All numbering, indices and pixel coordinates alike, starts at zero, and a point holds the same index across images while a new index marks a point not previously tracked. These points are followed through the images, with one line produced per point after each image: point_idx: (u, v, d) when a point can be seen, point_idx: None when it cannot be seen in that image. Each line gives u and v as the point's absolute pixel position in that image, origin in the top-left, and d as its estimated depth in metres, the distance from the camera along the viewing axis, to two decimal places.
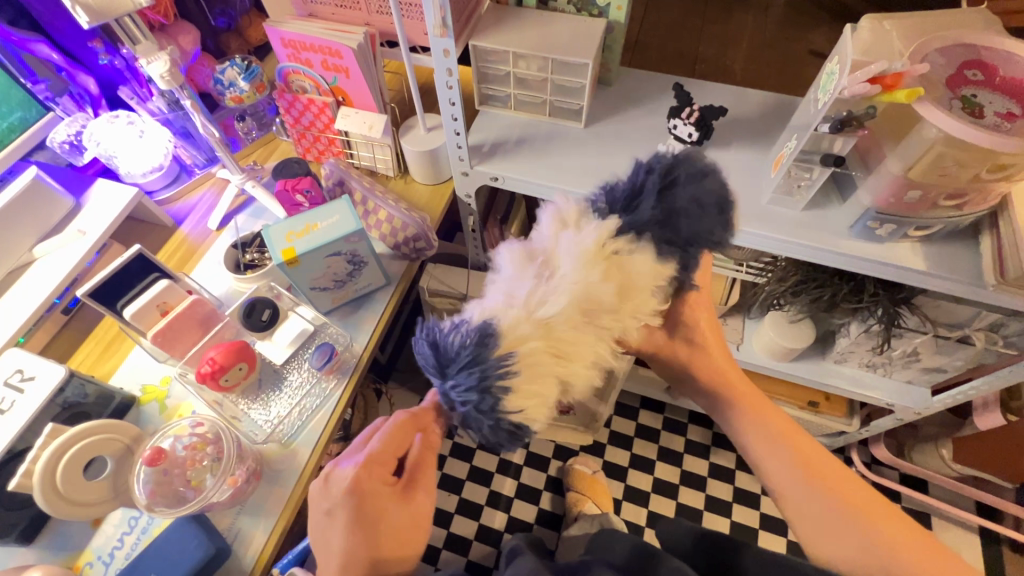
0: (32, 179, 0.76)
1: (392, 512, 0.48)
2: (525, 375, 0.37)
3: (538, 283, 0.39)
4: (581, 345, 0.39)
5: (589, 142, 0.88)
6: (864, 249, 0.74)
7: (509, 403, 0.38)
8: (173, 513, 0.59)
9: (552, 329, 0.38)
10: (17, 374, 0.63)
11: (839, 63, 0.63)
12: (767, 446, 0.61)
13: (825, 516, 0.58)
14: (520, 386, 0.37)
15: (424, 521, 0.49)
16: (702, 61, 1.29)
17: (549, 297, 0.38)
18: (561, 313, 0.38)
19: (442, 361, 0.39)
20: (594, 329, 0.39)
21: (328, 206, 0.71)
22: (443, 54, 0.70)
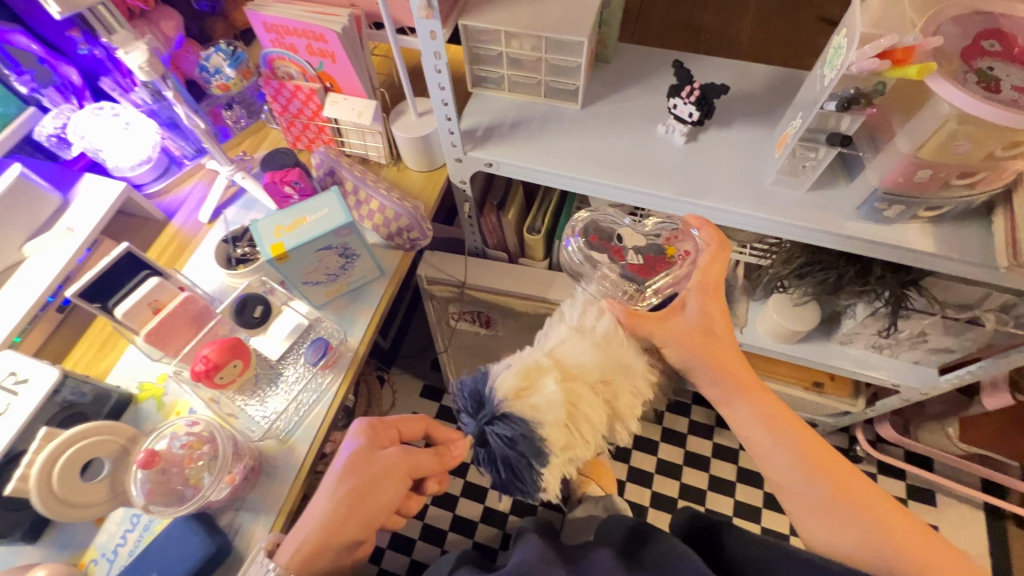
0: (17, 176, 0.75)
1: (343, 476, 0.59)
2: (538, 397, 0.54)
3: (557, 334, 0.60)
4: (594, 396, 0.56)
5: (586, 125, 0.85)
6: (871, 231, 0.71)
7: (528, 412, 0.54)
8: (171, 513, 0.60)
9: (563, 360, 0.57)
10: (11, 377, 0.63)
11: (847, 36, 0.60)
12: (766, 434, 0.61)
13: (820, 504, 0.58)
14: (522, 390, 0.55)
15: (381, 505, 0.59)
16: (704, 32, 1.24)
17: (556, 339, 0.60)
18: (574, 356, 0.57)
19: (483, 397, 0.56)
20: (613, 362, 0.58)
21: (318, 198, 0.69)
22: (429, 35, 0.67)
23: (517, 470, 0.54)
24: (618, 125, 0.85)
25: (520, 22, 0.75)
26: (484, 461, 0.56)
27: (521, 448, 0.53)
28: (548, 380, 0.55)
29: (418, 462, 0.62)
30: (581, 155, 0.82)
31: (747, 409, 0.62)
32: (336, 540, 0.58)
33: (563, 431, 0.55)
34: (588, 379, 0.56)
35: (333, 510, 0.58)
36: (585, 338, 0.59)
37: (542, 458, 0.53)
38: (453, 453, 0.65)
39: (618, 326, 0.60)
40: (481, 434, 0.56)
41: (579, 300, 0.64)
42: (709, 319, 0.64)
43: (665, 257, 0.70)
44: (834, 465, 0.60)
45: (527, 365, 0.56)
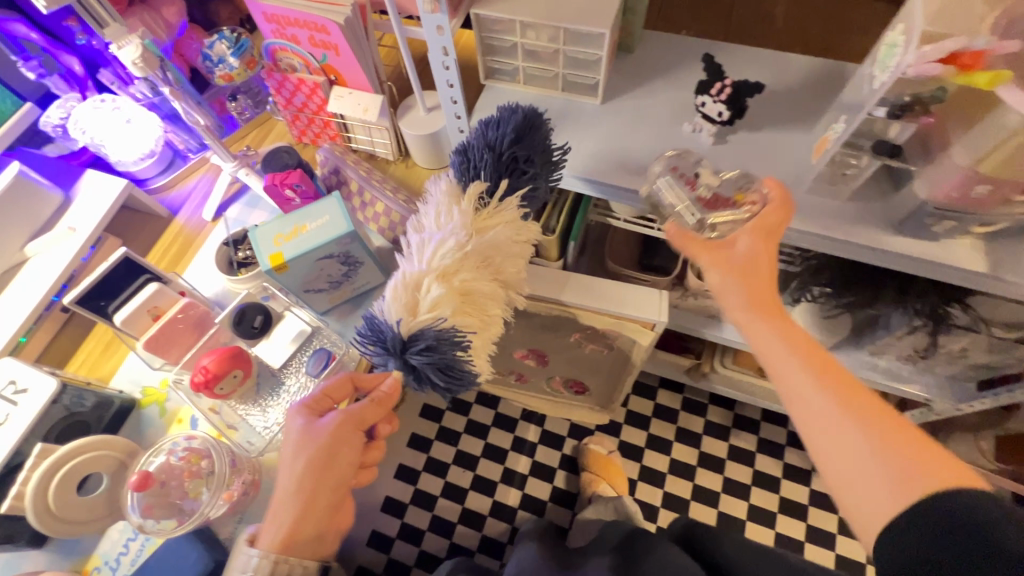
0: (15, 175, 0.73)
1: (297, 453, 0.58)
2: (425, 304, 0.59)
3: (425, 244, 0.62)
4: (478, 280, 0.62)
5: (606, 123, 0.79)
6: (916, 246, 0.65)
7: (430, 319, 0.58)
8: (166, 534, 0.59)
9: (444, 270, 0.61)
10: (11, 386, 0.62)
11: (904, 34, 0.53)
12: (803, 373, 0.51)
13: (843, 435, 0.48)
14: (412, 308, 0.59)
15: (336, 468, 0.58)
16: (740, 7, 1.15)
17: (435, 245, 0.61)
18: (446, 255, 0.61)
19: (380, 332, 0.59)
20: (492, 246, 0.64)
21: (318, 204, 0.66)
22: (437, 31, 0.61)
23: (447, 368, 0.58)
24: (641, 124, 0.79)
25: (537, 12, 0.70)
26: (414, 378, 0.60)
27: (442, 351, 0.57)
28: (430, 284, 0.60)
29: (359, 416, 0.59)
30: (597, 157, 0.76)
31: (774, 334, 0.53)
32: (310, 516, 0.58)
33: (467, 316, 0.62)
34: (471, 270, 0.62)
35: (294, 491, 0.57)
36: (455, 235, 0.62)
37: (461, 343, 0.58)
38: (391, 394, 0.60)
39: (477, 214, 0.63)
40: (403, 361, 0.58)
41: (433, 200, 0.65)
42: (762, 258, 0.57)
43: (733, 202, 0.65)
44: (886, 424, 0.47)
45: (405, 282, 0.60)
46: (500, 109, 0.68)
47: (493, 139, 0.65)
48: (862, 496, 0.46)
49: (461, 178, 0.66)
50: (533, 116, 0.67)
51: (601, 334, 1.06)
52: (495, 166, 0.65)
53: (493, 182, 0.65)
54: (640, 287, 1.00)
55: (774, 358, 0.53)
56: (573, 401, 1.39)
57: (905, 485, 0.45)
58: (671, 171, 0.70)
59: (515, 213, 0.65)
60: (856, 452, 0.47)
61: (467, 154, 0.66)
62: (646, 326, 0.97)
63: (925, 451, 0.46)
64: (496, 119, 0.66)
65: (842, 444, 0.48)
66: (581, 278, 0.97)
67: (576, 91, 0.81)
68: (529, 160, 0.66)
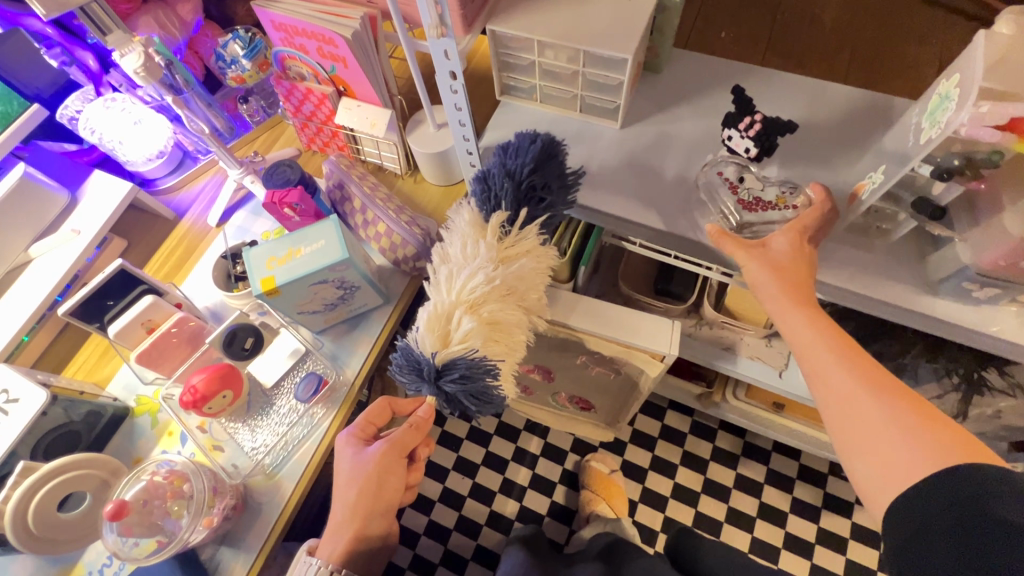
0: (20, 177, 0.73)
1: (350, 479, 0.62)
2: (456, 335, 0.57)
3: (453, 276, 0.59)
4: (508, 311, 0.59)
5: (624, 150, 0.75)
6: (953, 311, 0.59)
7: (462, 349, 0.56)
8: (138, 561, 0.59)
9: (473, 301, 0.58)
10: (3, 395, 0.62)
11: (958, 86, 0.47)
12: (824, 349, 0.51)
13: (867, 419, 0.46)
14: (445, 339, 0.57)
15: (387, 491, 0.62)
16: (786, 9, 1.07)
17: (463, 277, 0.58)
18: (475, 287, 0.58)
19: (415, 361, 0.57)
20: (519, 275, 0.61)
21: (314, 228, 0.63)
22: (444, 55, 0.58)
23: (479, 394, 0.57)
24: (660, 152, 0.74)
25: (556, 32, 0.65)
26: (446, 403, 0.59)
27: (475, 380, 0.56)
28: (460, 317, 0.57)
29: (401, 445, 0.62)
30: (612, 187, 0.72)
31: (802, 316, 0.53)
32: (367, 534, 0.62)
33: (497, 344, 0.59)
34: (498, 300, 0.59)
35: (351, 513, 0.61)
36: (482, 267, 0.59)
37: (493, 370, 0.57)
38: (426, 419, 0.62)
39: (500, 244, 0.61)
40: (436, 388, 0.57)
41: (456, 230, 0.62)
42: (799, 255, 0.56)
43: (774, 204, 0.66)
44: (905, 399, 0.46)
45: (435, 314, 0.57)
46: (520, 134, 0.64)
47: (513, 166, 0.61)
48: (874, 465, 0.45)
49: (482, 207, 0.63)
50: (551, 144, 0.63)
51: (609, 360, 1.01)
52: (515, 195, 0.62)
53: (515, 211, 0.62)
54: (652, 315, 0.95)
55: (799, 339, 0.52)
56: (577, 417, 1.36)
57: (917, 456, 0.43)
58: (718, 175, 0.69)
59: (535, 241, 0.62)
60: (880, 429, 0.45)
61: (487, 181, 0.62)
62: (655, 357, 0.93)
63: (942, 427, 0.44)
64: (515, 146, 0.63)
65: (859, 415, 0.47)
66: (591, 301, 0.93)
67: (595, 113, 0.76)
68: (547, 188, 0.62)
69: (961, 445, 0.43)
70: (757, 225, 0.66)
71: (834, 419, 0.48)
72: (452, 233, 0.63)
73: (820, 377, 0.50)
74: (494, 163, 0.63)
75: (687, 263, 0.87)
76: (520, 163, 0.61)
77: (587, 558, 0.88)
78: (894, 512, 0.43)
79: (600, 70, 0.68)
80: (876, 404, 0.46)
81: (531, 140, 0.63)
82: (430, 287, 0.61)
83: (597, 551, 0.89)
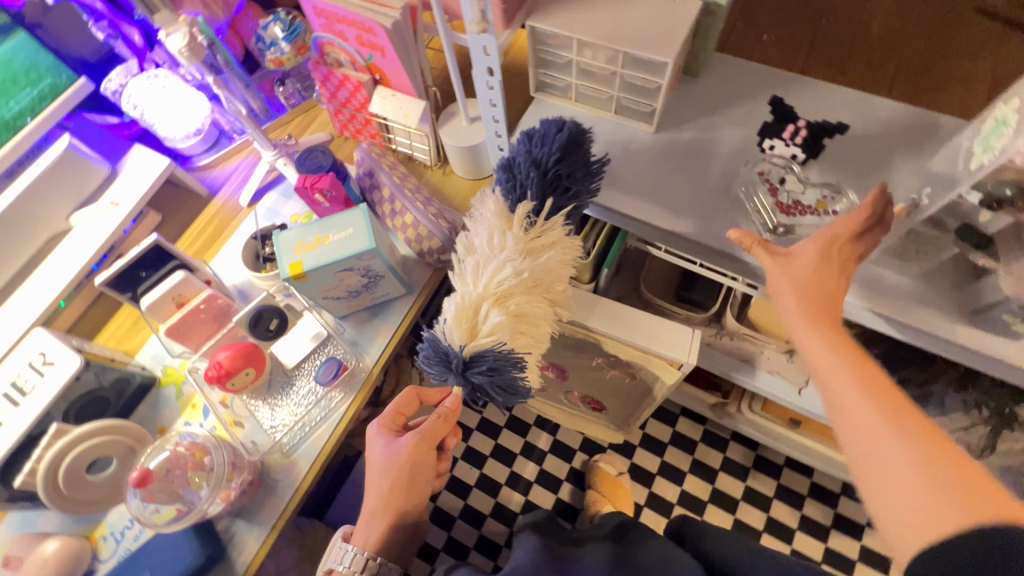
0: (65, 148, 0.75)
1: (382, 470, 0.65)
2: (485, 328, 0.57)
3: (479, 268, 0.59)
4: (533, 303, 0.60)
5: (658, 155, 0.74)
6: (990, 343, 0.57)
7: (490, 342, 0.56)
8: (158, 527, 0.61)
9: (501, 294, 0.58)
10: (40, 357, 0.64)
11: (1018, 112, 0.45)
12: (849, 379, 0.43)
13: (895, 466, 0.39)
14: (473, 332, 0.57)
15: (419, 481, 0.65)
16: (832, 14, 1.02)
17: (490, 269, 0.58)
18: (503, 280, 0.58)
19: (444, 352, 0.57)
20: (546, 268, 0.61)
21: (343, 215, 0.64)
22: (483, 51, 0.57)
23: (506, 385, 0.57)
24: (695, 158, 0.73)
25: (598, 32, 0.64)
26: (471, 393, 0.60)
27: (503, 373, 0.56)
28: (488, 310, 0.57)
29: (433, 433, 0.65)
30: (642, 192, 0.71)
31: (820, 337, 0.46)
32: (401, 520, 0.66)
33: (521, 336, 0.60)
34: (525, 293, 0.59)
35: (384, 502, 0.65)
36: (510, 259, 0.59)
37: (520, 363, 0.57)
38: (451, 410, 0.64)
39: (526, 235, 0.60)
40: (462, 378, 0.58)
41: (482, 221, 0.62)
42: (825, 266, 0.50)
43: (814, 209, 0.65)
44: (938, 440, 0.39)
45: (463, 306, 0.58)
46: (545, 121, 0.63)
47: (539, 155, 0.61)
48: (900, 513, 0.38)
49: (507, 197, 0.62)
50: (578, 132, 0.62)
51: (625, 363, 1.00)
52: (540, 185, 0.61)
53: (541, 202, 0.61)
54: (672, 322, 0.94)
55: (816, 356, 0.46)
56: (588, 417, 1.36)
57: (946, 506, 0.36)
58: (759, 175, 0.69)
59: (560, 233, 0.62)
60: (905, 477, 0.38)
61: (513, 171, 0.62)
62: (672, 364, 0.92)
63: (981, 479, 0.37)
64: (541, 133, 0.61)
65: (878, 451, 0.40)
66: (611, 304, 0.93)
67: (631, 116, 0.75)
68: (572, 177, 0.62)
69: (1002, 503, 0.35)
70: (792, 227, 0.65)
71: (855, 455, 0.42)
72: (476, 223, 0.63)
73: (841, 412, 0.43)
74: (521, 151, 0.62)
75: (713, 273, 0.86)
76: (548, 152, 0.60)
77: (596, 537, 0.87)
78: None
79: (639, 73, 0.67)
80: (901, 440, 0.39)
81: (562, 126, 0.61)
82: (456, 277, 0.61)
83: (607, 531, 0.89)
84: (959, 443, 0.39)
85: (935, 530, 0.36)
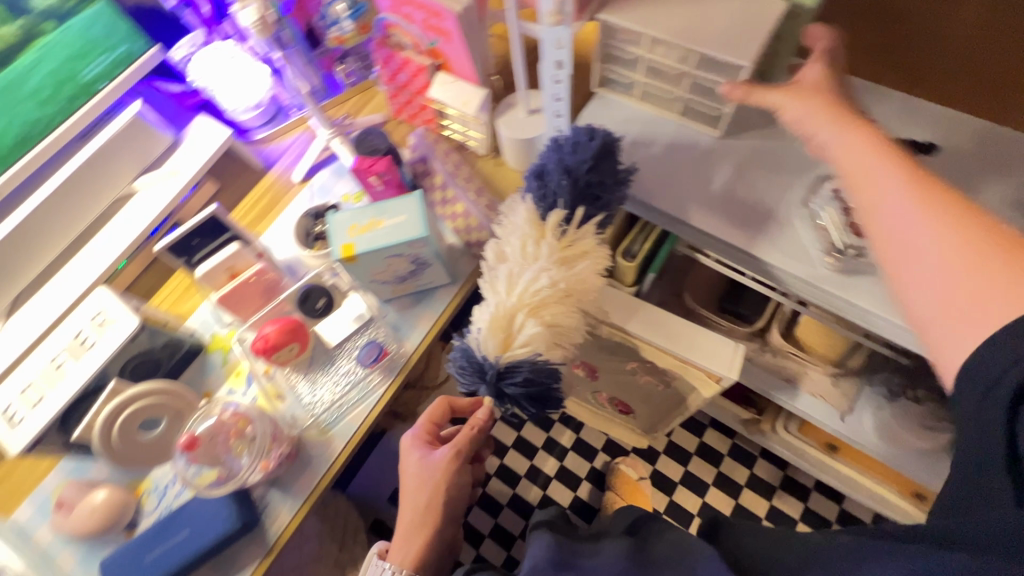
0: (133, 115, 0.77)
1: (419, 484, 0.67)
2: (520, 339, 0.56)
3: (513, 277, 0.58)
4: (568, 314, 0.58)
5: (721, 162, 0.71)
6: None
7: (525, 352, 0.56)
8: (203, 492, 0.64)
9: (536, 305, 0.57)
10: (99, 316, 0.67)
11: None
12: (881, 178, 0.47)
13: (915, 240, 0.44)
14: (508, 343, 0.56)
15: (454, 492, 0.68)
16: None
17: (526, 278, 0.57)
18: (539, 290, 0.57)
19: (478, 363, 0.57)
20: (584, 277, 0.59)
21: (397, 200, 0.65)
22: (555, 44, 0.56)
23: (540, 396, 0.58)
24: (763, 169, 0.69)
25: (674, 30, 0.62)
26: (502, 403, 0.59)
27: (538, 384, 0.56)
28: (523, 320, 0.56)
29: (470, 447, 0.67)
30: (701, 199, 0.68)
31: (859, 147, 0.50)
32: (438, 535, 0.68)
33: (555, 347, 0.59)
34: (560, 304, 0.58)
35: (421, 520, 0.67)
36: (546, 270, 0.57)
37: (556, 374, 0.57)
38: (480, 421, 0.64)
39: (558, 243, 0.59)
40: (495, 389, 0.57)
41: (514, 229, 0.61)
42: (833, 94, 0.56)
43: None
44: (975, 239, 0.42)
45: (497, 316, 0.56)
46: (574, 128, 0.63)
47: (571, 163, 0.60)
48: (933, 307, 0.43)
49: (538, 204, 0.61)
50: (610, 142, 0.61)
51: (662, 371, 0.98)
52: (572, 193, 0.60)
53: (572, 210, 0.60)
54: (715, 334, 0.91)
55: (860, 177, 0.49)
56: (614, 419, 1.33)
57: (971, 302, 0.41)
58: (829, 192, 0.63)
59: (593, 242, 0.60)
60: (922, 252, 0.44)
61: (544, 177, 0.61)
62: (711, 377, 0.89)
63: (1007, 257, 0.40)
64: (572, 141, 0.61)
65: (913, 251, 0.44)
66: (653, 310, 0.90)
67: (695, 119, 0.72)
68: (602, 186, 0.61)
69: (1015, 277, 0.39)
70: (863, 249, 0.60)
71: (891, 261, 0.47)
72: (508, 231, 0.62)
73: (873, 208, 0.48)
74: (551, 158, 0.62)
75: (758, 285, 0.82)
76: (579, 159, 0.60)
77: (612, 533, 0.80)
78: (958, 383, 0.42)
79: (711, 75, 0.64)
80: (932, 232, 0.43)
81: (596, 136, 0.61)
82: (485, 284, 0.60)
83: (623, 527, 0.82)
84: (994, 229, 0.42)
85: (966, 329, 0.41)
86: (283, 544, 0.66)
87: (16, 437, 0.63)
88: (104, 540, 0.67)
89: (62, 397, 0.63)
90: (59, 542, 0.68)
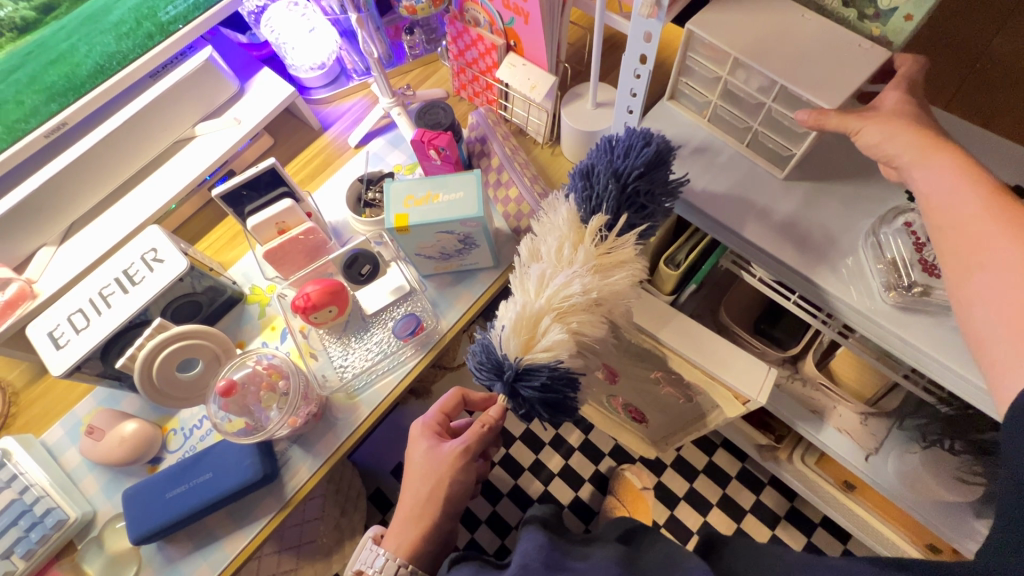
0: (204, 60, 0.77)
1: (427, 472, 0.67)
2: (541, 343, 0.53)
3: (545, 278, 0.55)
4: (596, 325, 0.55)
5: (785, 189, 0.68)
6: None
7: (546, 358, 0.53)
8: (237, 439, 0.64)
9: (564, 310, 0.54)
10: (152, 253, 0.67)
11: None
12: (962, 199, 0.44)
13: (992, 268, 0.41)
14: (529, 343, 0.54)
15: (461, 487, 0.66)
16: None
17: (558, 282, 0.53)
18: (570, 296, 0.53)
19: (497, 360, 0.55)
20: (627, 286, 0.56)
21: (455, 177, 0.64)
22: (643, 36, 0.54)
23: (556, 403, 0.55)
24: (828, 199, 0.67)
25: (754, 51, 0.59)
26: (514, 403, 0.57)
27: (555, 390, 0.54)
28: (549, 324, 0.53)
29: (479, 444, 0.67)
30: (762, 218, 0.66)
31: (945, 163, 0.47)
32: (437, 534, 0.66)
33: (576, 355, 0.56)
34: (587, 313, 0.55)
35: (423, 510, 0.65)
36: (579, 275, 0.54)
37: (574, 382, 0.54)
38: (492, 416, 0.64)
39: (597, 250, 0.56)
40: (510, 388, 0.55)
41: (553, 227, 0.58)
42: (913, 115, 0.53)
43: None
44: None
45: (523, 316, 0.54)
46: (630, 131, 0.60)
47: (621, 167, 0.57)
48: (996, 327, 0.41)
49: (581, 207, 0.59)
50: (665, 149, 0.59)
51: (687, 386, 0.94)
52: (617, 199, 0.57)
53: (614, 218, 0.58)
54: (748, 354, 0.88)
55: (931, 187, 0.47)
56: (626, 427, 1.32)
57: None
58: (902, 224, 0.62)
59: (632, 252, 0.57)
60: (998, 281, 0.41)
61: (590, 179, 0.59)
62: (738, 397, 0.86)
63: None
64: (626, 144, 0.58)
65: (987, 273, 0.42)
66: (686, 322, 0.88)
67: (760, 153, 0.70)
68: (649, 195, 0.58)
69: None
70: (930, 288, 0.58)
71: (952, 276, 0.45)
72: (544, 229, 0.59)
73: (949, 228, 0.45)
74: (601, 159, 0.59)
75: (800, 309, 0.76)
76: (632, 164, 0.57)
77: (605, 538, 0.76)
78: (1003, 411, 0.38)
79: (788, 110, 0.61)
80: (1002, 253, 0.41)
81: (653, 143, 0.58)
82: (515, 278, 0.58)
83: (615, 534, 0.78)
84: None
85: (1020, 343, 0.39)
86: (297, 500, 0.67)
87: (59, 359, 0.64)
88: (129, 471, 0.69)
89: (107, 325, 0.65)
90: (85, 467, 0.70)
